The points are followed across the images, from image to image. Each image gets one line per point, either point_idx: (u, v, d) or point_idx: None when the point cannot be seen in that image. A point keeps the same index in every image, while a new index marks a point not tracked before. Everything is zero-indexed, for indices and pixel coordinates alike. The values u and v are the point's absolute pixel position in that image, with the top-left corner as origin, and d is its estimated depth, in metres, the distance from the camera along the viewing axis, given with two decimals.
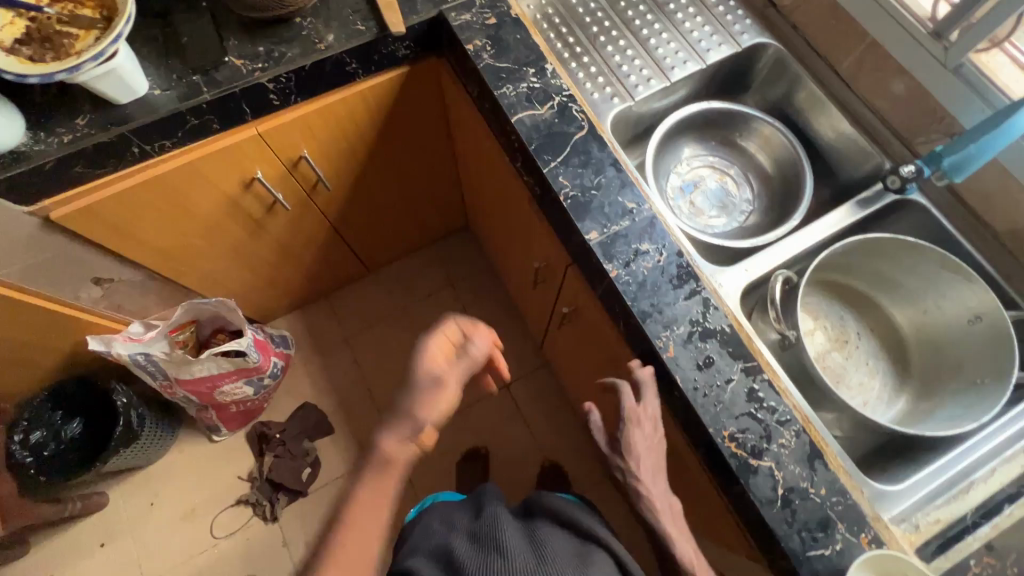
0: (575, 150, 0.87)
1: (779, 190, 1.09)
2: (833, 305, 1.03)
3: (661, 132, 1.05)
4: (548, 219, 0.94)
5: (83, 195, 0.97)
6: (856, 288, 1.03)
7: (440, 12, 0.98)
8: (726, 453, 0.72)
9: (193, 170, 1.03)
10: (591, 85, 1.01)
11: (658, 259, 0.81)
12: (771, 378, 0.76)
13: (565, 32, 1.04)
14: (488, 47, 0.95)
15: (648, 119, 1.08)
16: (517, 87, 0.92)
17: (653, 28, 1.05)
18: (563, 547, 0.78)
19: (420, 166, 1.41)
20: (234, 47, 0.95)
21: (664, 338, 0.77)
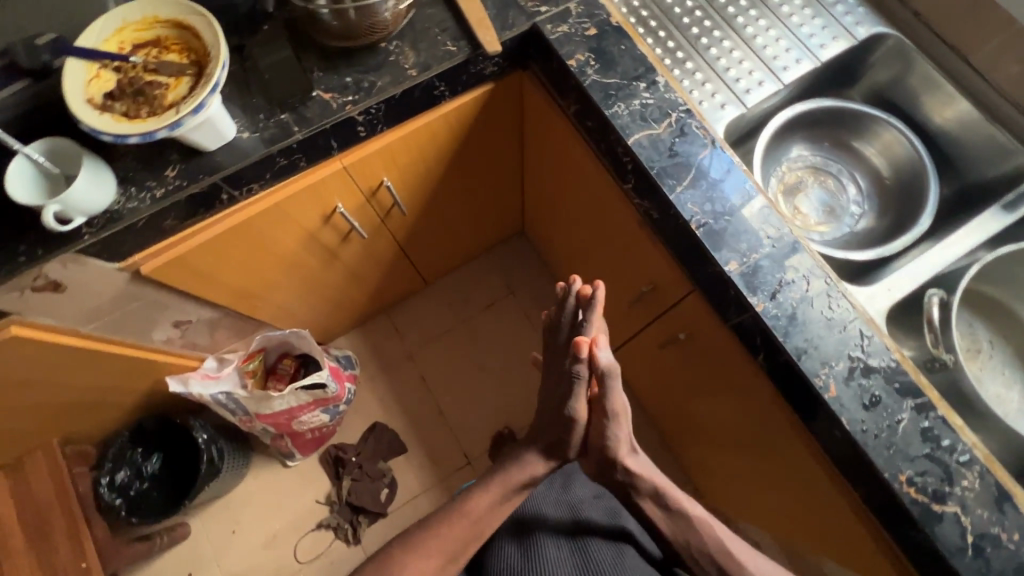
0: (702, 172, 0.81)
1: (894, 189, 1.02)
2: (963, 314, 0.97)
3: (768, 137, 0.97)
4: (666, 244, 0.88)
5: (172, 246, 0.93)
6: (987, 295, 0.97)
7: (534, 24, 0.91)
8: (906, 500, 0.67)
9: (277, 210, 0.98)
10: (699, 93, 0.94)
11: (806, 288, 0.76)
12: (946, 414, 0.70)
13: (663, 35, 0.97)
14: (592, 61, 0.88)
15: (753, 124, 1.01)
16: (629, 104, 0.85)
17: (758, 24, 0.97)
18: (604, 552, 0.84)
19: (488, 179, 1.35)
20: (319, 79, 0.89)
21: (823, 376, 0.72)
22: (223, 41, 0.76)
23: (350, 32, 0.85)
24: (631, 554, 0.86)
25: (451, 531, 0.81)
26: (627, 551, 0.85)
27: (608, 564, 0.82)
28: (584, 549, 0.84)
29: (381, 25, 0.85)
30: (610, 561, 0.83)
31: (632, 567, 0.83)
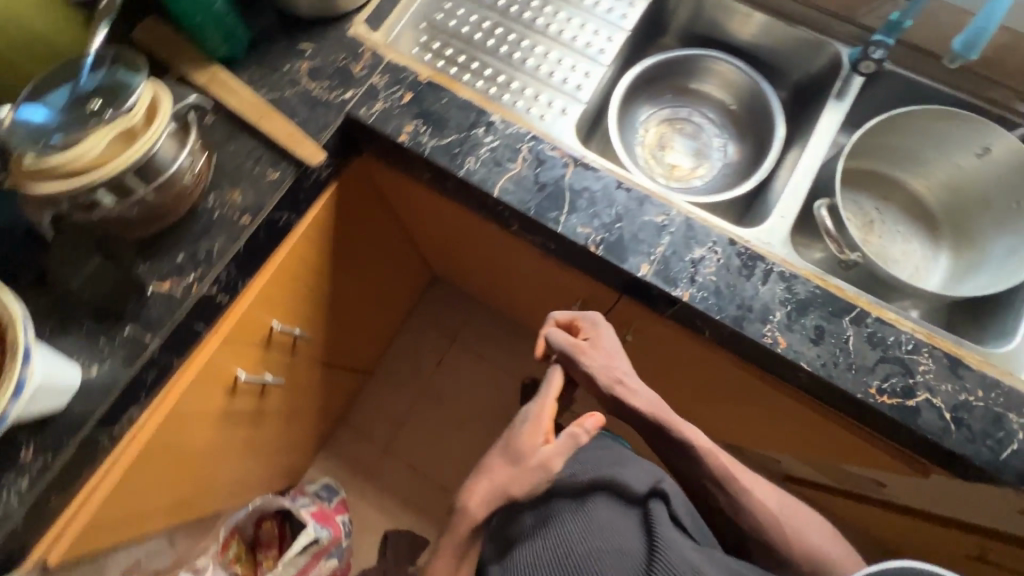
0: (576, 191, 0.80)
1: (741, 112, 1.07)
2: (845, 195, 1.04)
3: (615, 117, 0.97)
4: (575, 267, 0.87)
5: (72, 519, 0.79)
6: (857, 170, 1.04)
7: (348, 114, 0.84)
8: (885, 409, 0.70)
9: (172, 418, 0.86)
10: (536, 108, 0.91)
11: (717, 258, 0.77)
12: (880, 315, 0.74)
13: (477, 65, 0.94)
14: (423, 127, 0.83)
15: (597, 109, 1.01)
16: (478, 155, 0.81)
17: (557, 19, 0.97)
18: (570, 527, 0.69)
19: (379, 258, 1.28)
20: (147, 270, 0.78)
21: (769, 333, 0.73)
22: (12, 295, 0.64)
23: (151, 213, 0.73)
24: (607, 507, 0.71)
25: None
26: (593, 504, 0.72)
27: (578, 530, 0.68)
28: (550, 529, 0.70)
29: (185, 189, 0.74)
30: (580, 536, 0.68)
31: (603, 520, 0.69)
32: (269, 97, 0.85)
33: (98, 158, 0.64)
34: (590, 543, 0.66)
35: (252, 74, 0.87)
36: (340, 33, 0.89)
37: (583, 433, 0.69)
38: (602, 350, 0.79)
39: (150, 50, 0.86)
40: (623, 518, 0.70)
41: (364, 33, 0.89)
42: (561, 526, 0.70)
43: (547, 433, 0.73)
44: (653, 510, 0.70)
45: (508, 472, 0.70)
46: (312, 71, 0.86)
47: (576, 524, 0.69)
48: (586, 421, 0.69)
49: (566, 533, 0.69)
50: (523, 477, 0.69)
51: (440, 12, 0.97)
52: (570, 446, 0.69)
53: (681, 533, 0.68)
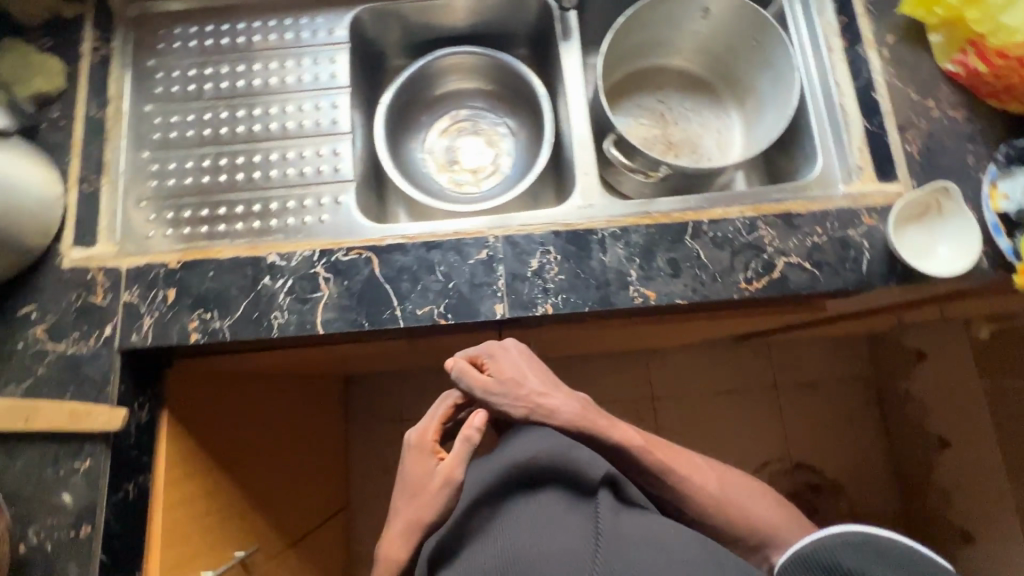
0: (393, 278, 0.74)
1: (502, 88, 1.06)
2: (626, 104, 1.07)
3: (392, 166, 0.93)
4: (444, 335, 0.82)
5: None
6: (623, 77, 1.07)
7: (123, 349, 0.73)
8: (762, 293, 0.73)
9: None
10: (309, 216, 0.83)
11: (555, 256, 0.75)
12: (710, 216, 0.76)
13: (227, 208, 0.83)
14: (207, 312, 0.73)
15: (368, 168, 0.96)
16: (280, 305, 0.73)
17: (272, 115, 0.88)
18: (522, 535, 0.56)
19: (285, 423, 1.15)
20: None
21: (637, 293, 0.73)
22: None
23: None
24: (558, 505, 0.57)
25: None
26: (546, 503, 0.58)
27: (524, 540, 0.55)
28: (490, 529, 0.58)
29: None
30: (531, 540, 0.55)
31: (554, 525, 0.56)
32: (25, 388, 0.72)
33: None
34: (540, 547, 0.54)
35: None
36: (59, 273, 0.76)
37: (468, 429, 0.63)
38: (508, 379, 0.69)
39: None
40: (573, 515, 0.57)
41: (85, 256, 0.77)
42: (507, 535, 0.57)
43: (434, 448, 0.66)
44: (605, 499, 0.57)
45: (404, 508, 0.63)
46: (52, 330, 0.74)
47: (533, 534, 0.56)
48: (474, 419, 0.64)
49: (513, 541, 0.56)
50: (421, 502, 0.62)
51: (153, 178, 0.85)
52: (467, 448, 0.63)
53: (640, 515, 0.58)
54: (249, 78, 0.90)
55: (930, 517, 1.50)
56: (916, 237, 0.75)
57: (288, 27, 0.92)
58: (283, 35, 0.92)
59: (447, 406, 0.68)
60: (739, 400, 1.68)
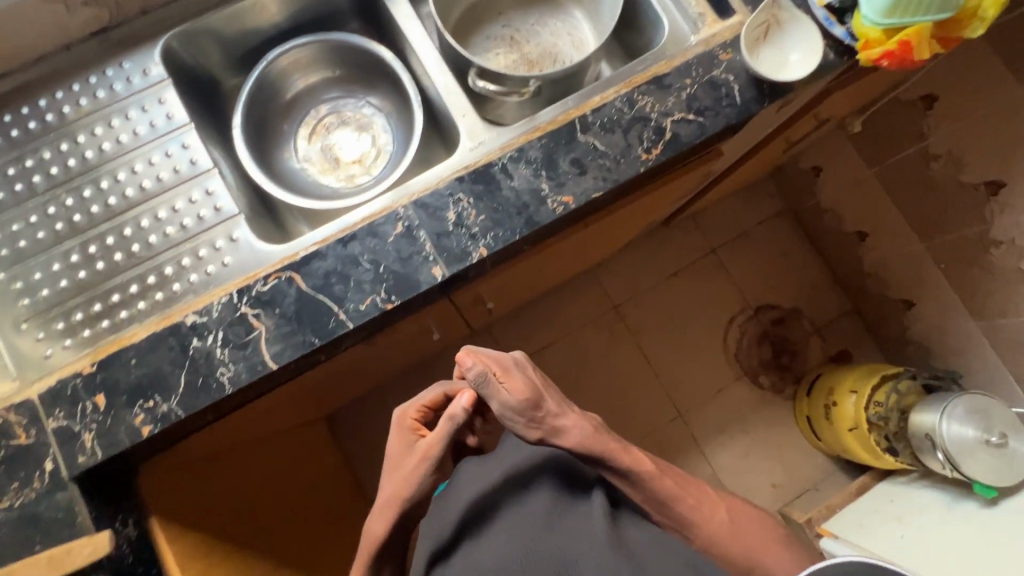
0: (323, 287, 0.72)
1: (351, 69, 1.01)
2: (478, 37, 1.07)
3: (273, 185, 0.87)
4: (398, 322, 0.81)
5: None
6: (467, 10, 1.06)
7: (74, 474, 0.67)
8: (662, 156, 0.77)
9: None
10: (209, 265, 0.77)
11: (467, 200, 0.75)
12: (590, 106, 0.78)
13: (119, 293, 0.76)
14: (148, 399, 0.68)
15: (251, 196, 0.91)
16: (221, 361, 0.69)
17: (122, 180, 0.80)
18: (527, 518, 0.71)
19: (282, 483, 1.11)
20: None
21: (555, 202, 0.75)
22: None
23: None
24: (562, 498, 0.72)
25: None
26: (548, 496, 0.72)
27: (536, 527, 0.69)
28: (496, 517, 0.72)
29: None
30: (534, 525, 0.70)
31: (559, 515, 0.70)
32: None
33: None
34: (549, 539, 0.68)
35: None
36: None
37: (457, 411, 0.75)
38: (524, 396, 0.70)
39: None
40: (575, 510, 0.71)
41: None
42: (509, 520, 0.71)
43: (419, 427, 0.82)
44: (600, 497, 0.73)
45: (392, 481, 0.77)
46: None
47: (538, 514, 0.71)
48: (461, 399, 0.76)
49: (517, 525, 0.71)
50: (401, 476, 0.76)
51: (24, 295, 0.76)
52: (450, 426, 0.76)
53: (633, 526, 0.71)
54: (78, 155, 0.81)
55: (876, 301, 1.67)
56: (770, 56, 0.80)
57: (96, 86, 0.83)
58: (95, 96, 0.83)
59: (435, 393, 0.84)
60: (689, 276, 1.78)
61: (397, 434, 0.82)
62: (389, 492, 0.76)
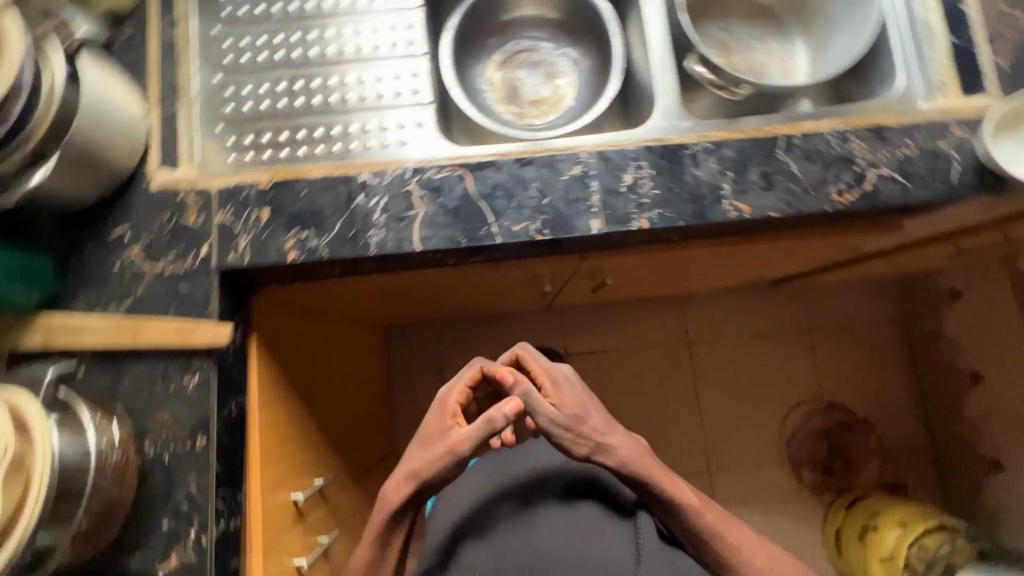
0: (487, 196, 0.74)
1: (568, 19, 1.04)
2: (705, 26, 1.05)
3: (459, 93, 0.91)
4: (529, 257, 0.82)
5: None
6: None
7: (220, 268, 0.73)
8: (853, 204, 0.74)
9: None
10: (389, 140, 0.82)
11: (647, 170, 0.75)
12: (801, 129, 0.77)
13: (308, 133, 0.81)
14: (303, 231, 0.74)
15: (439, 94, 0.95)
16: (376, 224, 0.73)
17: (346, 38, 0.86)
18: (556, 527, 0.68)
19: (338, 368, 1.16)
20: (145, 557, 0.67)
21: (730, 206, 0.74)
22: None
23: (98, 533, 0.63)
24: (600, 512, 0.69)
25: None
26: (581, 511, 0.69)
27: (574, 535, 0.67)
28: (524, 518, 0.70)
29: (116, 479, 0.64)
30: (563, 536, 0.67)
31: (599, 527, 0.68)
32: (126, 307, 0.72)
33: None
34: (589, 549, 0.65)
35: (87, 297, 0.73)
36: (145, 194, 0.75)
37: (497, 418, 0.63)
38: (571, 413, 0.66)
39: None
40: (618, 527, 0.68)
41: (169, 177, 0.76)
42: (547, 523, 0.68)
43: (456, 416, 0.70)
44: (641, 524, 0.69)
45: (417, 457, 0.67)
46: (148, 250, 0.74)
47: (565, 529, 0.67)
48: (504, 405, 0.64)
49: (543, 532, 0.68)
50: (434, 459, 0.65)
51: (228, 102, 0.83)
52: (487, 430, 0.64)
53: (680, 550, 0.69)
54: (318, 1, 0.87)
55: (959, 450, 1.55)
56: (1007, 147, 0.75)
57: None
58: None
59: (475, 370, 0.73)
60: (774, 344, 1.71)
61: (433, 412, 0.70)
62: (411, 470, 0.65)
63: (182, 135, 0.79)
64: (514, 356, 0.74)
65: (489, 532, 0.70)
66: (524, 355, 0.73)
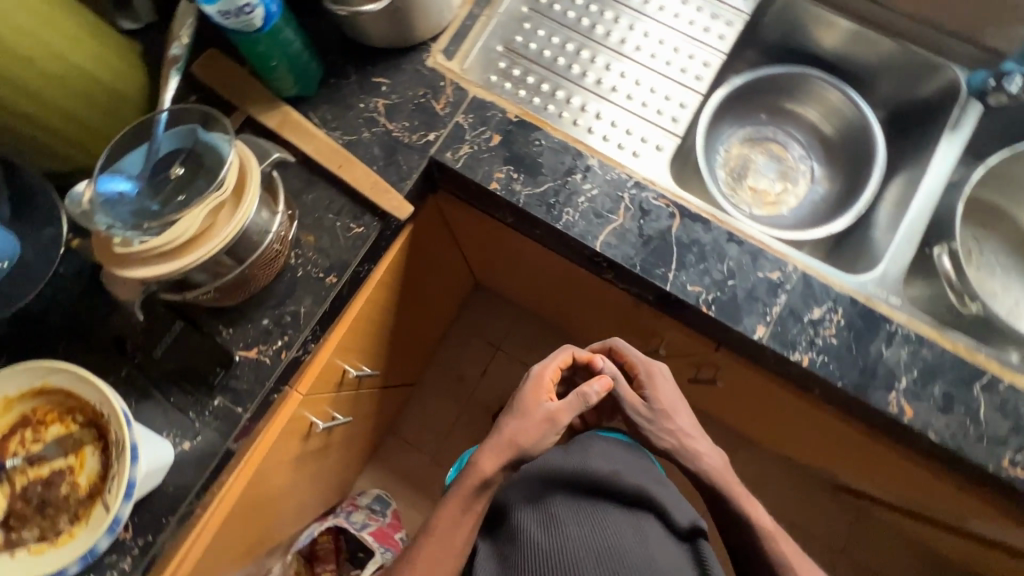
0: (685, 245, 0.74)
1: (835, 138, 0.98)
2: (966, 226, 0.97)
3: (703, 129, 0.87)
4: (673, 318, 0.81)
5: None
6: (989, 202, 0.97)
7: (432, 158, 0.78)
8: (1018, 483, 0.67)
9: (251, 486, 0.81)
10: (625, 144, 0.84)
11: (838, 319, 0.72)
12: (1012, 381, 0.70)
13: (565, 97, 0.85)
14: (515, 173, 0.77)
15: None
16: (577, 206, 0.75)
17: (646, 40, 0.89)
18: (627, 529, 0.65)
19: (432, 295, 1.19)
20: (232, 337, 0.74)
21: (895, 402, 0.69)
22: (110, 388, 0.59)
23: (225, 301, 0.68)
24: (656, 528, 0.67)
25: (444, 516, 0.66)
26: (646, 523, 0.67)
27: (632, 544, 0.63)
28: (589, 512, 0.67)
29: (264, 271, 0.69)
30: (636, 539, 0.64)
31: (658, 544, 0.65)
32: (346, 141, 0.79)
33: (185, 235, 0.58)
34: (650, 560, 0.62)
35: (323, 114, 0.79)
36: (417, 65, 0.81)
37: (592, 396, 0.70)
38: (661, 403, 0.74)
39: (209, 84, 0.78)
40: (673, 549, 0.66)
41: (442, 63, 0.82)
42: (606, 519, 0.66)
43: (549, 393, 0.72)
44: (704, 552, 0.68)
45: (524, 425, 0.68)
46: (390, 108, 0.79)
47: (636, 535, 0.65)
48: (596, 383, 0.71)
49: (615, 531, 0.64)
50: (543, 438, 0.68)
51: (519, 33, 0.88)
52: (579, 404, 0.70)
53: None
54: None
55: None
56: None
57: None
58: None
59: (567, 355, 0.74)
60: None
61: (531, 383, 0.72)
62: (516, 440, 0.67)
63: (469, 37, 0.85)
64: (607, 347, 0.79)
65: (551, 523, 0.65)
66: (620, 347, 0.78)
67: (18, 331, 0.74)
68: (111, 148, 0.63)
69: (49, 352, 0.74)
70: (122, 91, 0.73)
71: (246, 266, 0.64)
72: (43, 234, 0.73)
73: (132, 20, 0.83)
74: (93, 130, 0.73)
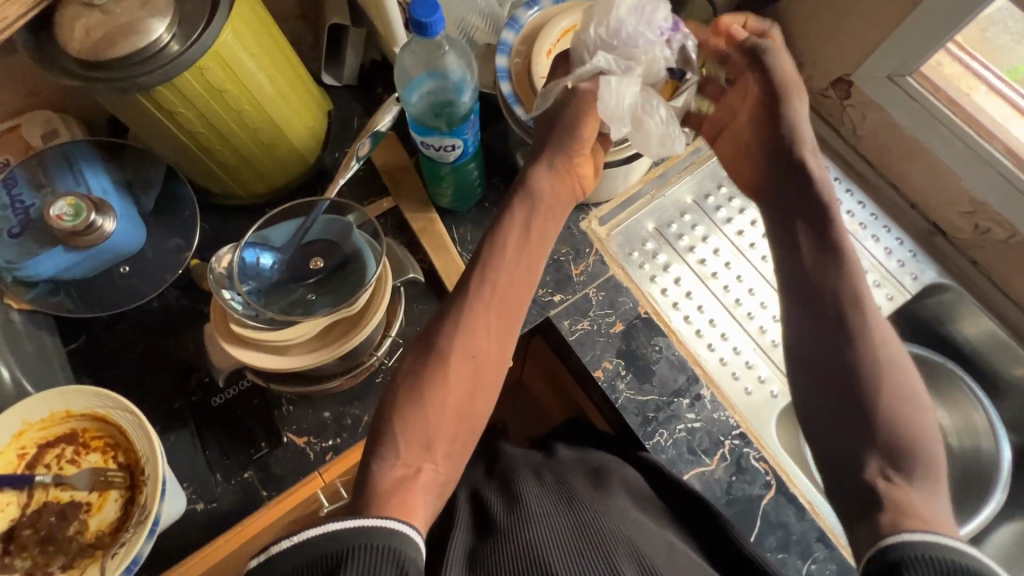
0: (769, 523, 0.68)
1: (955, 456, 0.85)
2: None
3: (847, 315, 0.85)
4: (717, 499, 0.69)
5: None
6: None
7: (548, 319, 0.75)
8: None
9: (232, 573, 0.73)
10: (741, 375, 0.79)
11: None
12: None
13: (698, 305, 0.81)
14: (623, 369, 0.73)
15: None
16: (673, 430, 0.71)
17: None
18: (598, 500, 0.57)
19: None
20: (290, 416, 0.71)
21: None
22: (161, 449, 0.58)
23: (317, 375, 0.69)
24: (621, 497, 0.60)
25: (448, 373, 0.54)
26: (619, 500, 0.59)
27: (598, 506, 0.56)
28: (565, 494, 0.58)
29: (357, 366, 0.70)
30: (609, 516, 0.55)
31: (619, 505, 0.58)
32: None
33: (303, 351, 0.59)
34: (619, 525, 0.54)
35: (465, 234, 0.79)
36: (571, 222, 0.80)
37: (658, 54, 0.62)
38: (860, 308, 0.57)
39: (378, 165, 0.80)
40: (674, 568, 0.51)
41: (594, 228, 0.81)
42: (591, 504, 0.56)
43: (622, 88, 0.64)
44: None
45: (513, 270, 0.59)
46: None
47: (610, 514, 0.55)
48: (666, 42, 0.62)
49: (582, 504, 0.56)
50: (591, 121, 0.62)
51: (676, 222, 0.85)
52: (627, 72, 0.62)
53: None
54: None
55: None
56: None
57: (884, 232, 0.87)
58: (873, 234, 0.87)
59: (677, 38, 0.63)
60: None
61: (520, 195, 0.61)
62: (565, 175, 0.63)
63: (626, 209, 0.84)
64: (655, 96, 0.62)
65: (524, 506, 0.56)
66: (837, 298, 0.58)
67: (106, 321, 0.75)
68: (271, 214, 0.63)
69: (124, 354, 0.74)
70: (303, 151, 0.76)
71: (346, 373, 0.70)
72: (169, 246, 0.75)
73: (334, 76, 0.83)
74: (260, 176, 0.75)
